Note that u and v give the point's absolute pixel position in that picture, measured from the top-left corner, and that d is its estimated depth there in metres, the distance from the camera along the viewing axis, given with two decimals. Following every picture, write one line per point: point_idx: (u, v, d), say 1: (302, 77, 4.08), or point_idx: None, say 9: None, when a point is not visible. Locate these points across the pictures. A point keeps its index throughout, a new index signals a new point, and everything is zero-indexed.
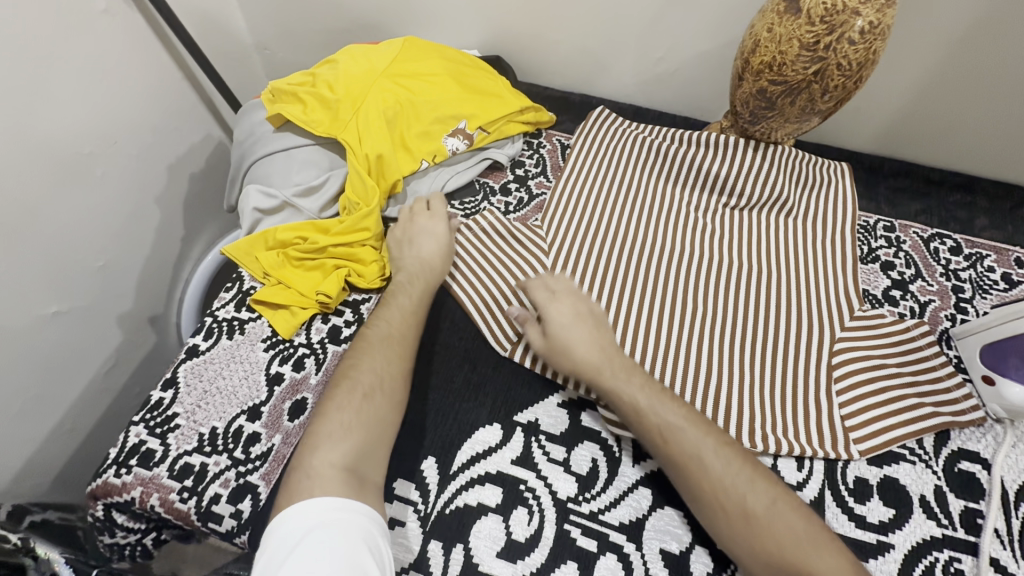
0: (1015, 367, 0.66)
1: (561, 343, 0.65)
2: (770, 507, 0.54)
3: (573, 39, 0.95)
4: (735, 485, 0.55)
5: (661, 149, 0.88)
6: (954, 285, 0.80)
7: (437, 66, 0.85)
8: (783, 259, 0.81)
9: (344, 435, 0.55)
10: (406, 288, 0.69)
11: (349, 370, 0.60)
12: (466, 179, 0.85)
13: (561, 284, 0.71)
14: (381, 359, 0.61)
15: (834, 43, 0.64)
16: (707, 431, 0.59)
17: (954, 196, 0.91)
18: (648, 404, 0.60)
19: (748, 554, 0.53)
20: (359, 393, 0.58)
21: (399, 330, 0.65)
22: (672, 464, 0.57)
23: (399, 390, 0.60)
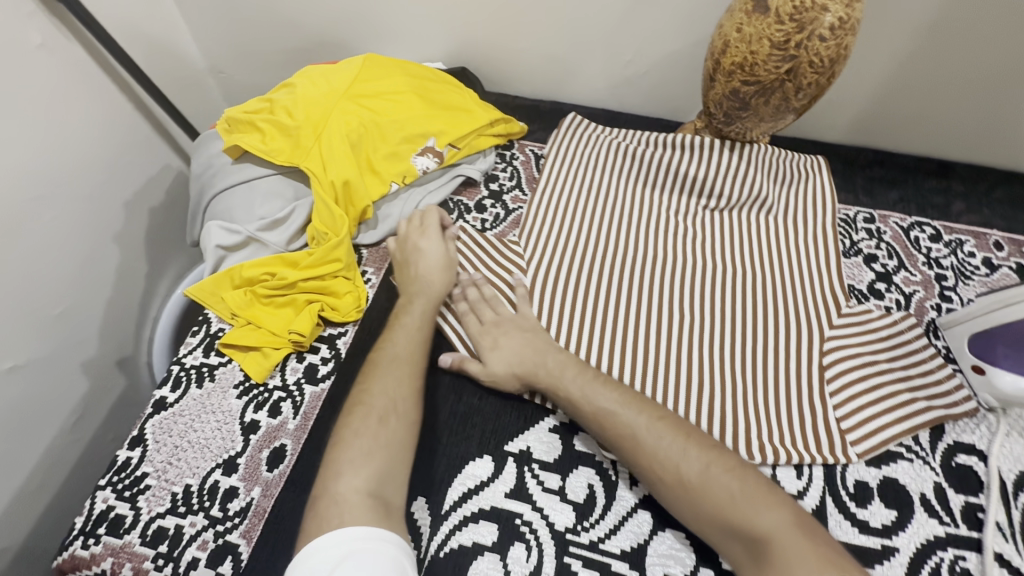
0: (1004, 355, 0.66)
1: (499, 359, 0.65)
2: (708, 471, 0.54)
3: (539, 45, 0.93)
4: (669, 455, 0.56)
5: (636, 154, 0.86)
6: (937, 274, 0.80)
7: (400, 83, 0.82)
8: (767, 259, 0.80)
9: (367, 462, 0.53)
10: (406, 305, 0.68)
11: (361, 395, 0.58)
12: (439, 199, 0.82)
13: (489, 313, 0.70)
14: (391, 381, 0.60)
15: (805, 41, 0.62)
16: (642, 405, 0.61)
17: (931, 182, 0.91)
18: (580, 394, 0.62)
19: (694, 516, 0.54)
20: (374, 417, 0.56)
21: (408, 347, 0.63)
22: (611, 443, 0.59)
23: (416, 413, 0.59)
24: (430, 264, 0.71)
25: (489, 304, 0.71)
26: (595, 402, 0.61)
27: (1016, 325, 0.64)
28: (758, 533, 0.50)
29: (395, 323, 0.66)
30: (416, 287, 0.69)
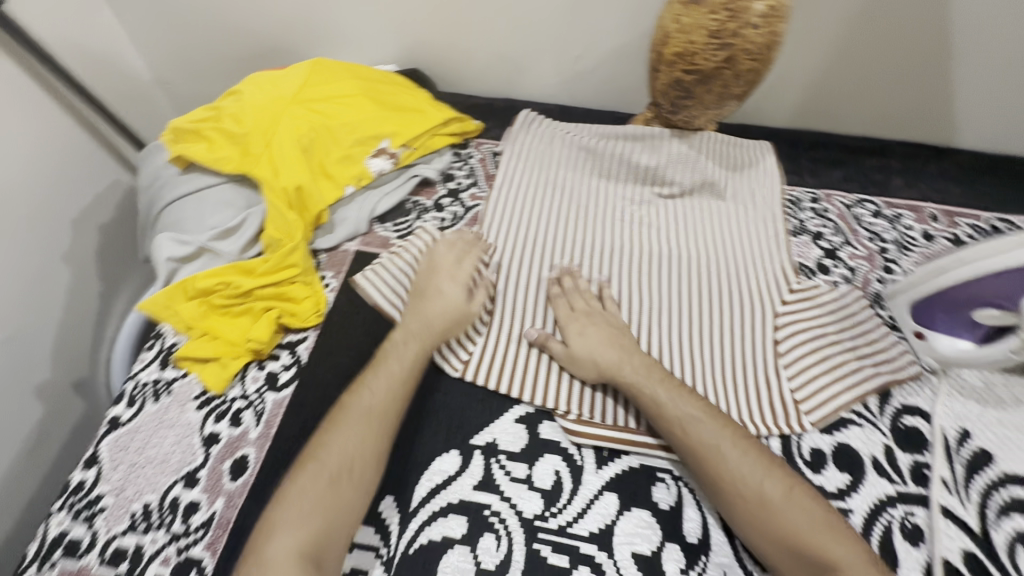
0: (942, 320, 0.70)
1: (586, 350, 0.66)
2: (789, 498, 0.55)
3: (488, 44, 0.94)
4: (751, 475, 0.56)
5: (591, 147, 0.88)
6: (880, 247, 0.84)
7: (350, 85, 0.82)
8: (720, 242, 0.82)
9: (307, 524, 0.52)
10: (399, 350, 0.64)
11: (318, 448, 0.56)
12: (396, 200, 0.82)
13: (581, 301, 0.72)
14: (353, 437, 0.57)
15: (738, 29, 0.65)
16: (726, 422, 0.61)
17: (871, 161, 0.95)
18: (668, 399, 0.61)
19: (763, 539, 0.54)
20: (325, 478, 0.54)
21: (382, 402, 0.60)
22: (690, 454, 0.59)
23: (373, 472, 0.57)
24: (446, 311, 0.67)
25: (578, 291, 0.73)
26: (680, 410, 0.61)
27: (952, 292, 0.67)
28: (833, 564, 0.51)
29: (375, 364, 0.63)
30: (415, 329, 0.66)
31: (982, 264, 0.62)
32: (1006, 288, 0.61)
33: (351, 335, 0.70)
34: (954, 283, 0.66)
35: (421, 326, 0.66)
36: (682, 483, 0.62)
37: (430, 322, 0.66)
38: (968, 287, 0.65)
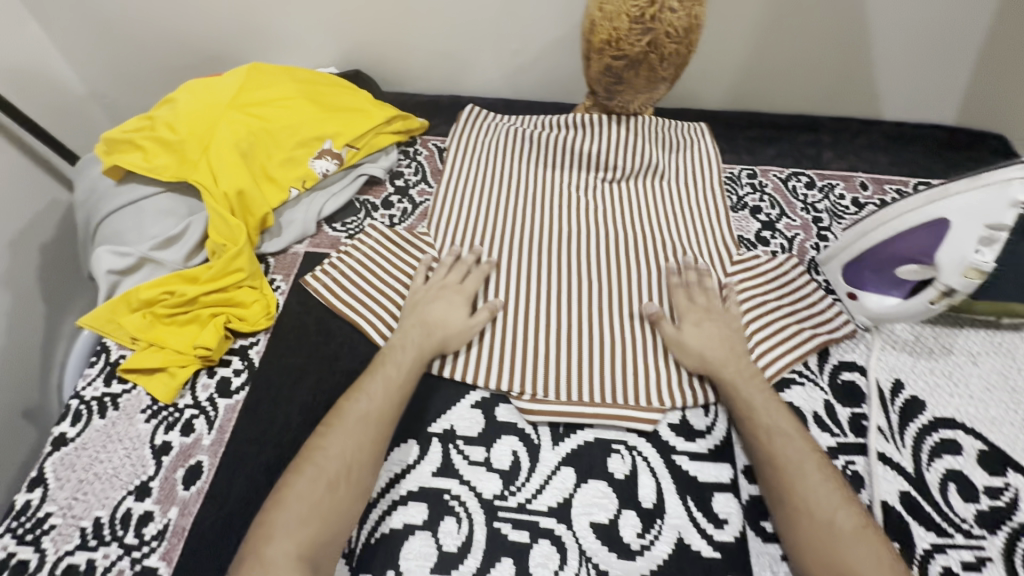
0: (870, 279, 0.74)
1: (698, 342, 0.68)
2: (857, 538, 0.54)
3: (427, 41, 0.95)
4: (825, 499, 0.56)
5: (534, 138, 0.90)
6: (814, 217, 0.88)
7: (288, 89, 0.82)
8: (664, 221, 0.85)
9: (305, 529, 0.52)
10: (398, 357, 0.65)
11: (315, 452, 0.56)
12: (344, 200, 0.82)
13: (702, 297, 0.73)
14: (350, 441, 0.57)
15: (658, 14, 0.68)
16: (816, 449, 0.60)
17: (803, 135, 0.99)
18: (762, 406, 0.63)
19: (817, 566, 0.53)
20: (323, 482, 0.54)
21: (379, 407, 0.60)
22: (768, 461, 0.60)
23: (369, 475, 0.57)
24: (446, 320, 0.68)
25: (700, 286, 0.75)
26: (771, 421, 0.62)
27: (877, 251, 0.71)
28: None
29: (373, 369, 0.64)
30: (417, 338, 0.67)
31: (903, 221, 0.65)
32: (924, 243, 0.65)
33: (304, 336, 0.70)
34: (875, 243, 0.70)
35: (420, 337, 0.67)
36: (635, 452, 0.64)
37: (434, 332, 0.67)
38: (892, 245, 0.68)
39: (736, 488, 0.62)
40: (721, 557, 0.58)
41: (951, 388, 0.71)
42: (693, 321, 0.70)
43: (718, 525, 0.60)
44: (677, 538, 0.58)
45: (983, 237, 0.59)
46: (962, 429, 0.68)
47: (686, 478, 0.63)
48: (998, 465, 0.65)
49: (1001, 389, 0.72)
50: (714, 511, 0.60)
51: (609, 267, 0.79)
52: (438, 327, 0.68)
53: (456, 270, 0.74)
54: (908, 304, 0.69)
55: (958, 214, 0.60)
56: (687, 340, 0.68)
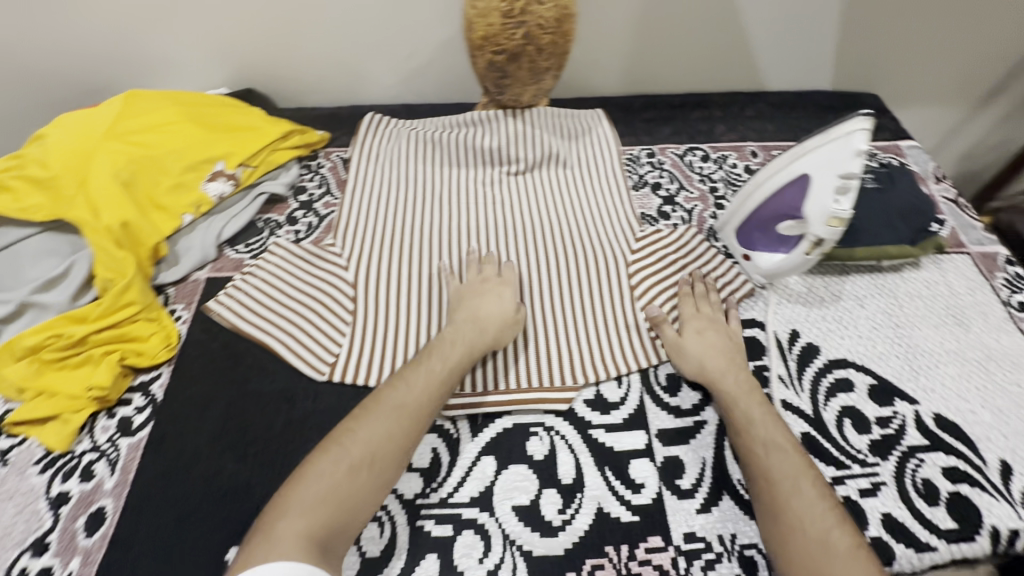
0: (760, 239, 0.78)
1: (699, 347, 0.69)
2: (851, 559, 0.51)
3: (318, 53, 0.95)
4: (819, 517, 0.54)
5: (436, 140, 0.91)
6: (710, 187, 0.93)
7: (170, 112, 0.79)
8: (570, 206, 0.87)
9: (318, 508, 0.51)
10: (444, 351, 0.66)
11: (345, 434, 0.57)
12: (244, 221, 0.80)
13: (707, 307, 0.74)
14: (382, 427, 0.58)
15: (526, 7, 0.70)
16: (811, 465, 0.59)
17: (696, 112, 1.05)
18: (757, 419, 0.62)
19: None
20: (346, 466, 0.54)
21: (416, 400, 0.60)
22: (761, 475, 0.58)
23: (394, 466, 0.57)
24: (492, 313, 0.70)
25: (706, 298, 0.76)
26: (766, 434, 0.61)
27: (760, 210, 0.75)
28: None
29: (419, 362, 0.64)
30: (466, 336, 0.68)
31: (775, 180, 0.71)
32: (795, 199, 0.70)
33: (210, 363, 0.69)
34: (757, 204, 0.75)
35: (467, 337, 0.67)
36: (554, 432, 0.66)
37: (481, 332, 0.68)
38: (770, 204, 0.73)
39: (651, 452, 0.65)
40: (639, 520, 0.60)
41: (841, 331, 0.77)
42: (700, 327, 0.71)
43: (636, 490, 0.62)
44: (597, 509, 0.60)
45: (839, 185, 0.65)
46: (853, 367, 0.73)
47: (603, 450, 0.65)
48: (886, 396, 0.71)
49: (885, 326, 0.78)
50: (631, 477, 0.63)
51: (521, 269, 0.79)
52: (486, 324, 0.69)
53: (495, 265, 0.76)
54: (792, 257, 0.74)
55: (816, 167, 0.66)
56: (688, 347, 0.69)
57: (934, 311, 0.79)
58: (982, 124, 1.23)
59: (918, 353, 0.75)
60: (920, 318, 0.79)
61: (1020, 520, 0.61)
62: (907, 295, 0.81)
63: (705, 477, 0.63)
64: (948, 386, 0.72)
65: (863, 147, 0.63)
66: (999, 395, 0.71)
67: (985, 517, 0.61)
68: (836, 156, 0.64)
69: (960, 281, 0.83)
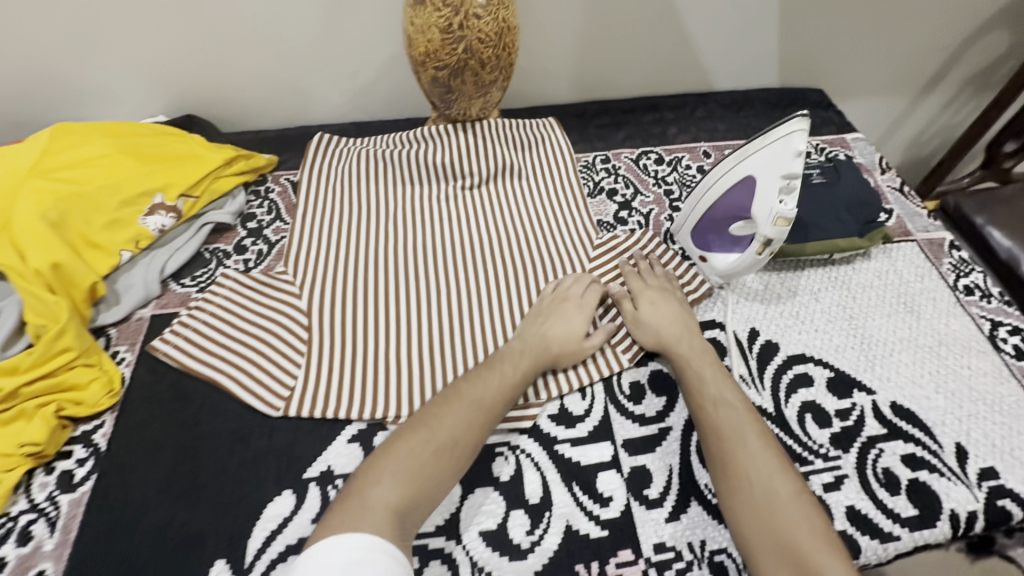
0: (715, 240, 0.78)
1: (657, 316, 0.71)
2: (793, 506, 0.55)
3: (259, 75, 0.93)
4: (764, 466, 0.57)
5: (388, 158, 0.89)
6: (665, 190, 0.93)
7: (102, 146, 0.76)
8: (527, 216, 0.86)
9: (404, 482, 0.53)
10: (515, 359, 0.66)
11: (432, 418, 0.59)
12: (189, 253, 0.78)
13: (655, 279, 0.77)
14: (462, 420, 0.59)
15: (465, 21, 0.69)
16: (760, 424, 0.62)
17: (648, 115, 1.05)
18: (710, 382, 0.65)
19: (753, 530, 0.54)
20: (432, 448, 0.56)
21: (492, 398, 0.62)
22: (712, 431, 0.61)
23: (469, 454, 0.58)
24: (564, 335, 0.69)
25: (653, 271, 0.79)
26: (719, 396, 0.64)
27: (713, 211, 0.75)
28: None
29: (493, 365, 0.65)
30: (533, 347, 0.68)
31: (726, 182, 0.72)
32: (745, 200, 0.71)
33: (155, 407, 0.66)
34: (709, 205, 0.76)
35: (538, 346, 0.68)
36: (519, 451, 0.65)
37: (549, 343, 0.68)
38: (723, 204, 0.74)
39: (618, 463, 0.64)
40: (608, 535, 0.59)
41: (798, 326, 0.78)
42: (657, 299, 0.73)
43: (604, 504, 0.61)
44: (566, 526, 0.60)
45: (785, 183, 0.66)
46: (812, 361, 0.74)
47: (569, 466, 0.64)
48: (844, 388, 0.72)
49: (840, 318, 0.79)
50: (599, 491, 0.62)
51: (481, 283, 0.78)
52: (562, 339, 0.69)
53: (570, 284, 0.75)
54: (744, 259, 0.74)
55: (760, 168, 0.68)
56: (646, 319, 0.72)
57: (885, 299, 0.81)
58: (925, 112, 1.27)
59: (873, 342, 0.76)
60: (872, 307, 0.80)
61: (977, 502, 0.63)
62: (858, 284, 0.83)
63: (673, 484, 0.63)
64: (903, 373, 0.73)
65: (801, 147, 0.65)
66: (950, 378, 0.73)
67: (944, 501, 0.63)
68: (777, 156, 0.66)
69: (908, 268, 0.85)
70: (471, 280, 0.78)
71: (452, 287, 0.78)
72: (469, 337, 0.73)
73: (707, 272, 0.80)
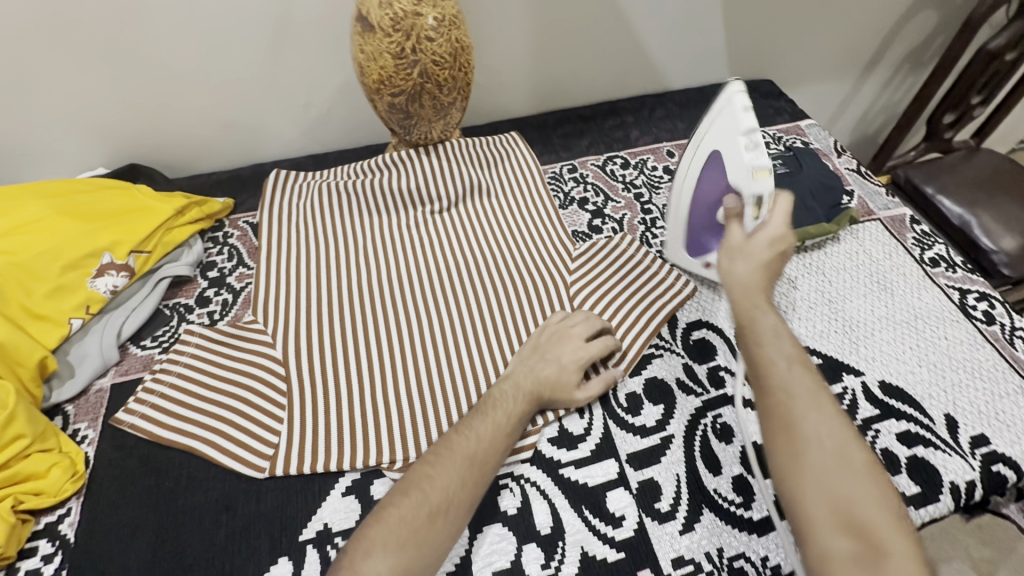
0: (710, 241, 0.74)
1: (759, 255, 0.61)
2: (863, 486, 0.47)
3: (206, 116, 0.89)
4: (834, 436, 0.49)
5: (351, 189, 0.86)
6: (635, 194, 0.93)
7: (37, 208, 0.71)
8: (501, 235, 0.84)
9: (397, 552, 0.49)
10: (508, 403, 0.63)
11: (423, 479, 0.55)
12: (146, 314, 0.73)
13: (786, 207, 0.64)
14: (454, 478, 0.55)
15: (417, 45, 0.67)
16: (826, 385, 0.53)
17: (609, 120, 1.06)
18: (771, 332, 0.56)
19: (811, 501, 0.47)
20: (425, 511, 0.52)
21: (485, 449, 0.58)
22: (779, 381, 0.53)
23: (467, 512, 0.54)
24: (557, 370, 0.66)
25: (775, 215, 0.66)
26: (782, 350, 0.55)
27: (695, 217, 0.74)
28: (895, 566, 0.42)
29: (485, 411, 0.62)
30: (529, 387, 0.65)
31: (693, 176, 0.72)
32: (718, 180, 0.69)
33: (127, 484, 0.60)
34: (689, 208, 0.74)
35: (532, 386, 0.65)
36: (524, 481, 0.63)
37: (544, 380, 0.65)
38: (702, 203, 0.72)
39: (625, 479, 0.63)
40: (625, 557, 0.57)
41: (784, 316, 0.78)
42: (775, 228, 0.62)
43: (616, 524, 0.59)
44: (582, 553, 0.58)
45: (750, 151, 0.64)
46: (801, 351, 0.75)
47: (576, 489, 0.62)
48: (834, 372, 0.73)
49: (820, 303, 0.80)
50: (610, 511, 0.60)
51: (464, 309, 0.76)
52: (554, 377, 0.65)
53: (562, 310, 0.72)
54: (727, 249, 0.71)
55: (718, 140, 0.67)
56: (756, 250, 0.61)
57: (859, 279, 0.83)
58: (868, 92, 1.33)
59: (854, 324, 0.78)
60: (848, 288, 0.82)
61: (974, 471, 0.64)
62: (832, 268, 0.84)
63: (682, 493, 0.61)
64: (886, 351, 0.75)
65: (746, 102, 0.64)
66: (931, 351, 0.74)
67: (943, 475, 0.64)
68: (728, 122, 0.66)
69: (876, 246, 0.87)
70: (461, 314, 0.75)
71: (440, 323, 0.74)
72: (466, 373, 0.69)
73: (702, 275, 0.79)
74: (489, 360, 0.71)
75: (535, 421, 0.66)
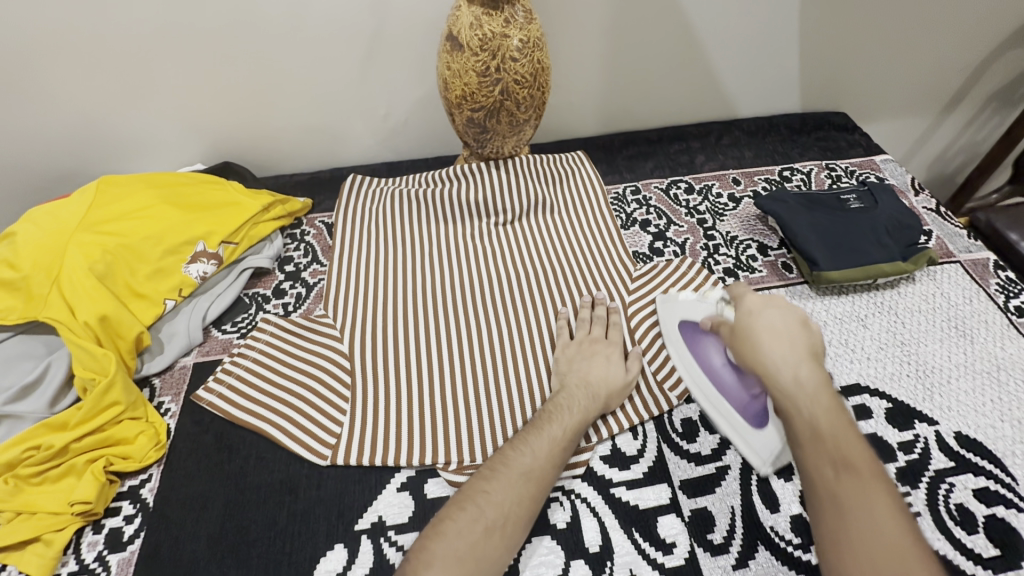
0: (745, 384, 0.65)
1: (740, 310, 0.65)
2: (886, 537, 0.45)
3: (297, 121, 0.96)
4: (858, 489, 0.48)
5: (421, 196, 0.90)
6: (699, 219, 0.93)
7: (144, 197, 0.79)
8: (560, 249, 0.86)
9: (456, 567, 0.50)
10: (564, 417, 0.63)
11: (479, 493, 0.56)
12: (229, 299, 0.78)
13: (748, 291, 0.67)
14: (510, 495, 0.56)
15: (502, 64, 0.70)
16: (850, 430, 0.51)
17: (675, 145, 1.06)
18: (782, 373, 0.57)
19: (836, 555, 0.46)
20: (481, 526, 0.53)
21: (542, 466, 0.59)
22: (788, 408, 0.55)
23: (523, 526, 0.56)
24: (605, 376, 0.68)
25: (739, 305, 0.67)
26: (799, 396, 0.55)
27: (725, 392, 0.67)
28: None
29: (540, 426, 0.62)
30: (580, 397, 0.65)
31: (689, 359, 0.71)
32: (704, 345, 0.70)
33: (202, 460, 0.65)
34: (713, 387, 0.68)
35: (584, 396, 0.65)
36: (574, 496, 0.63)
37: (597, 388, 0.66)
38: (717, 374, 0.68)
39: (677, 505, 0.62)
40: None
41: (850, 355, 0.76)
42: (754, 306, 0.64)
43: (667, 551, 0.59)
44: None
45: (700, 301, 0.73)
46: (868, 393, 0.72)
47: (628, 510, 0.62)
48: (905, 419, 0.69)
49: (892, 345, 0.77)
50: (661, 537, 0.60)
51: (520, 318, 0.77)
52: (600, 387, 0.66)
53: (595, 324, 0.74)
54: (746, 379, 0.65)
55: (682, 319, 0.73)
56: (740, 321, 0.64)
57: (936, 324, 0.79)
58: (949, 129, 1.27)
59: (929, 370, 0.74)
60: (924, 333, 0.78)
61: None
62: (907, 309, 0.81)
63: (736, 527, 0.60)
64: (964, 401, 0.71)
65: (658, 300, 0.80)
66: (1016, 406, 0.70)
67: None
68: (675, 310, 0.75)
69: (956, 291, 0.83)
70: (518, 322, 0.77)
71: (498, 330, 0.76)
72: (520, 382, 0.71)
73: (786, 448, 0.63)
74: (543, 370, 0.72)
75: (590, 433, 0.66)
